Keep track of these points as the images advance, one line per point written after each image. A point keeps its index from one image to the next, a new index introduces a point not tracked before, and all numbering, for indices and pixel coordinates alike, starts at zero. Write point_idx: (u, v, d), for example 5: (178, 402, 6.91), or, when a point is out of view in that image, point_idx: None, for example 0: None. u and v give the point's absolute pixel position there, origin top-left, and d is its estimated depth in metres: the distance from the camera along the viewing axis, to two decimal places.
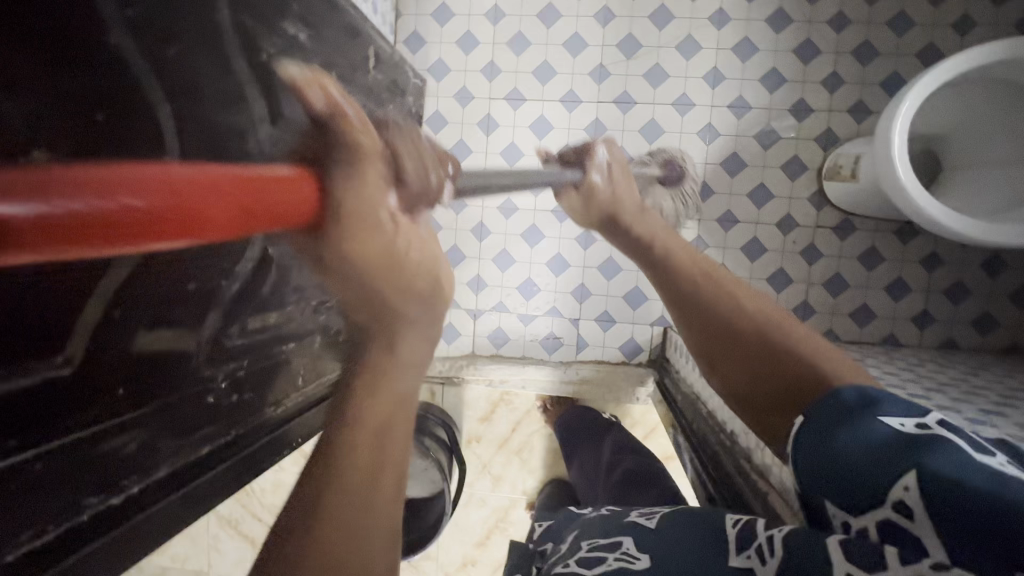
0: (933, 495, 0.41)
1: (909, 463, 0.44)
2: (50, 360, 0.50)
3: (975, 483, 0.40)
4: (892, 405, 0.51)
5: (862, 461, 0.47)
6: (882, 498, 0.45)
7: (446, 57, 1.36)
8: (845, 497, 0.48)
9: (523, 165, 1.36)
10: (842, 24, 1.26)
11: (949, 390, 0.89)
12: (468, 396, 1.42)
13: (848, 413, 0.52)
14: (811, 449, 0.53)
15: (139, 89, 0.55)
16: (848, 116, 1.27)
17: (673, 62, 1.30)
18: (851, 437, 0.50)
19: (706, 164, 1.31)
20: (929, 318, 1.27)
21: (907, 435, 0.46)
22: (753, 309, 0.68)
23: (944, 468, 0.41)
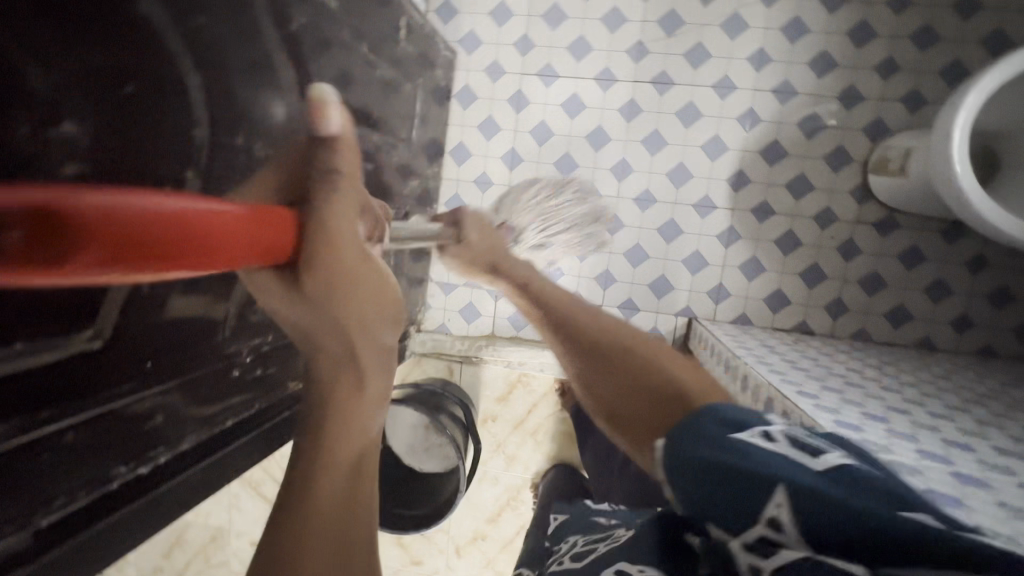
0: (804, 507, 0.36)
1: (773, 477, 0.38)
2: (80, 334, 0.50)
3: (843, 496, 0.35)
4: (737, 411, 0.47)
5: (732, 473, 0.40)
6: (754, 517, 0.38)
7: (478, 28, 1.32)
8: (713, 513, 0.41)
9: (553, 146, 1.32)
10: (901, 5, 1.17)
11: (985, 401, 0.86)
12: (485, 376, 1.44)
13: (702, 430, 0.46)
14: (676, 454, 0.45)
15: (169, 60, 0.53)
16: (900, 105, 1.19)
17: (717, 42, 1.24)
18: (706, 444, 0.43)
19: (743, 151, 1.26)
20: (968, 323, 1.22)
21: (759, 446, 0.41)
22: (613, 329, 0.71)
23: (809, 481, 0.37)
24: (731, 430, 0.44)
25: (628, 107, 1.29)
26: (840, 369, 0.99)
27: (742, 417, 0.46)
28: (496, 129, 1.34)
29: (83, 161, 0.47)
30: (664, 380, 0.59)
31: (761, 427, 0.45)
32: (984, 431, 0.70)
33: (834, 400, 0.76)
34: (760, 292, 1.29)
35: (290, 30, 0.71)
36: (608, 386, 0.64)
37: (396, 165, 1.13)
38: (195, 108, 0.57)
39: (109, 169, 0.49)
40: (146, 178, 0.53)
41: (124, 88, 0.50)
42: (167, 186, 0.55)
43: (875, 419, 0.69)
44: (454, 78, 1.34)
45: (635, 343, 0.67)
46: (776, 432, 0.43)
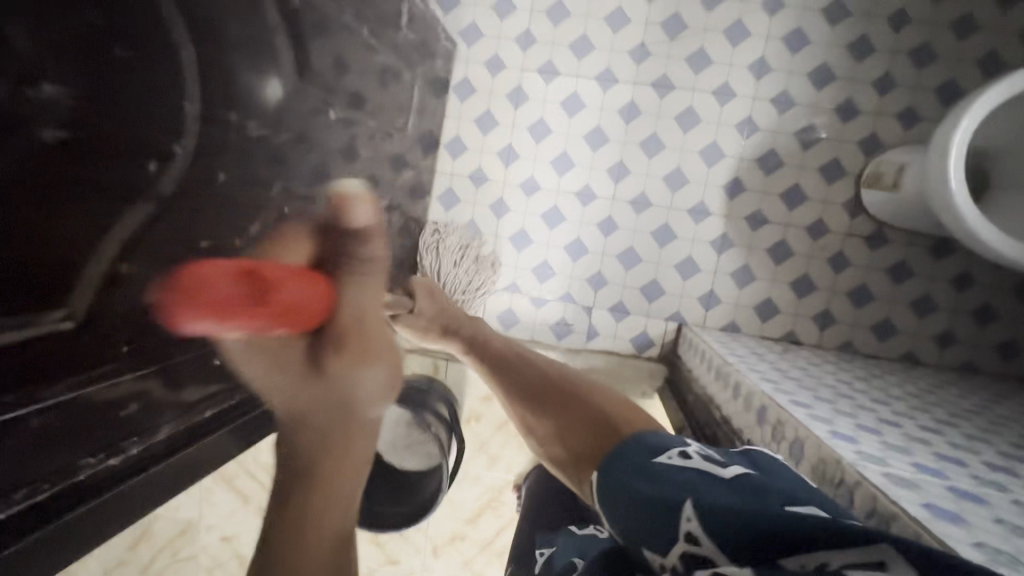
0: (712, 515, 0.40)
1: (683, 495, 0.42)
2: (52, 314, 0.46)
3: (741, 501, 0.40)
4: (660, 439, 0.53)
5: (654, 498, 0.44)
6: (675, 534, 0.41)
7: (480, 20, 1.30)
8: (651, 542, 0.43)
9: (551, 144, 1.31)
10: (901, 22, 1.19)
11: (972, 416, 0.87)
12: (471, 374, 1.42)
13: (635, 461, 0.51)
14: (614, 489, 0.50)
15: (164, 25, 0.50)
16: (895, 121, 1.21)
17: (718, 48, 1.24)
18: (638, 476, 0.48)
19: (740, 158, 1.26)
20: (952, 338, 1.24)
21: (677, 468, 0.46)
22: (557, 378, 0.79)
23: (712, 495, 0.41)
24: (653, 458, 0.49)
25: (628, 110, 1.28)
26: (830, 380, 1.00)
27: (666, 443, 0.52)
28: (493, 124, 1.32)
29: (63, 127, 0.43)
30: (612, 419, 0.62)
31: (680, 449, 0.50)
32: (975, 446, 0.70)
33: (828, 410, 0.76)
34: (751, 301, 1.29)
35: (291, 6, 0.68)
36: (564, 431, 0.68)
37: (390, 155, 1.11)
38: (188, 79, 0.54)
39: (93, 137, 0.46)
40: (129, 152, 0.50)
41: (112, 48, 0.46)
42: (152, 161, 0.53)
43: (871, 431, 0.69)
44: (453, 70, 1.31)
45: (597, 396, 0.71)
46: (691, 451, 0.48)
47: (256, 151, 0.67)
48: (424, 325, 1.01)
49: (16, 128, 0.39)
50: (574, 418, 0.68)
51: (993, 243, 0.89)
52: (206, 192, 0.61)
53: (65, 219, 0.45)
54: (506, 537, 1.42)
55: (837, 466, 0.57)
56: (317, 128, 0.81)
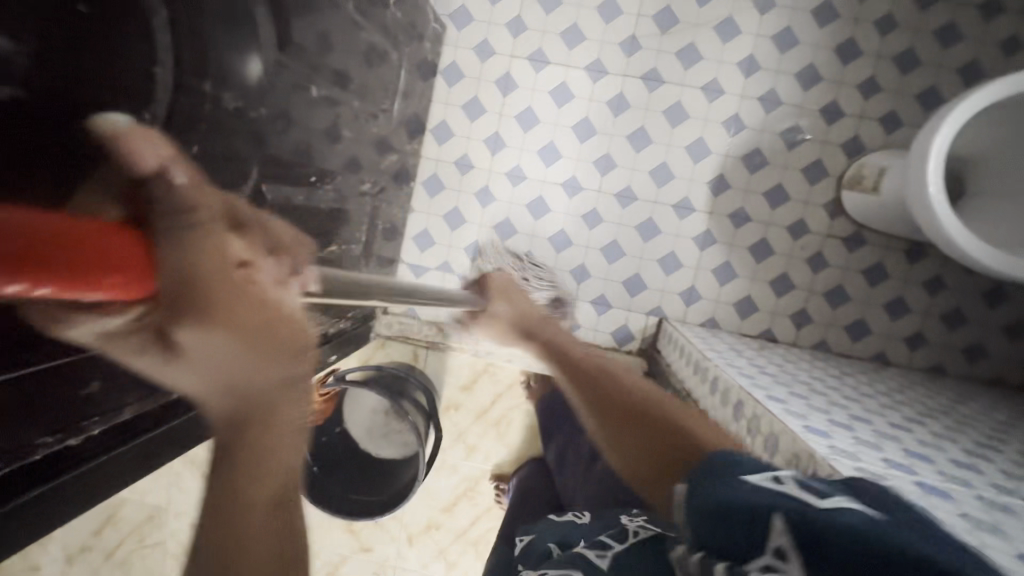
0: (804, 533, 0.39)
1: (770, 509, 0.42)
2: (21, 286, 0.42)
3: (845, 522, 0.38)
4: (749, 464, 0.51)
5: (737, 509, 0.44)
6: (760, 548, 0.41)
7: (471, 4, 1.27)
8: (723, 551, 0.44)
9: (538, 134, 1.30)
10: (888, 27, 1.20)
11: (937, 415, 0.89)
12: (451, 363, 1.42)
13: (721, 477, 0.50)
14: (698, 500, 0.49)
15: None
16: (878, 125, 1.22)
17: (709, 43, 1.23)
18: (724, 490, 0.47)
19: (725, 156, 1.26)
20: (922, 340, 1.27)
21: (768, 486, 0.45)
22: (641, 394, 0.79)
23: (803, 512, 0.40)
24: (744, 474, 0.48)
25: (617, 102, 1.27)
26: (804, 377, 1.01)
27: (752, 468, 0.50)
28: (481, 111, 1.30)
29: (14, 84, 0.40)
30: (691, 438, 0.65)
31: (769, 472, 0.48)
32: (940, 444, 0.72)
33: (801, 406, 0.77)
34: (731, 298, 1.30)
35: None
36: (641, 444, 0.70)
37: (374, 138, 1.08)
38: (161, 41, 0.52)
39: (55, 95, 0.43)
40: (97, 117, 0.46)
41: (77, 5, 0.44)
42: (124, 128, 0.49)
43: (843, 427, 0.70)
44: (442, 54, 1.29)
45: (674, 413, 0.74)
46: (783, 478, 0.46)
47: (233, 124, 0.64)
48: (505, 326, 1.05)
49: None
50: (651, 430, 0.71)
51: (965, 246, 0.91)
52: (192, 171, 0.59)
53: None
54: (481, 526, 1.43)
55: (811, 461, 0.57)
56: (298, 105, 0.78)
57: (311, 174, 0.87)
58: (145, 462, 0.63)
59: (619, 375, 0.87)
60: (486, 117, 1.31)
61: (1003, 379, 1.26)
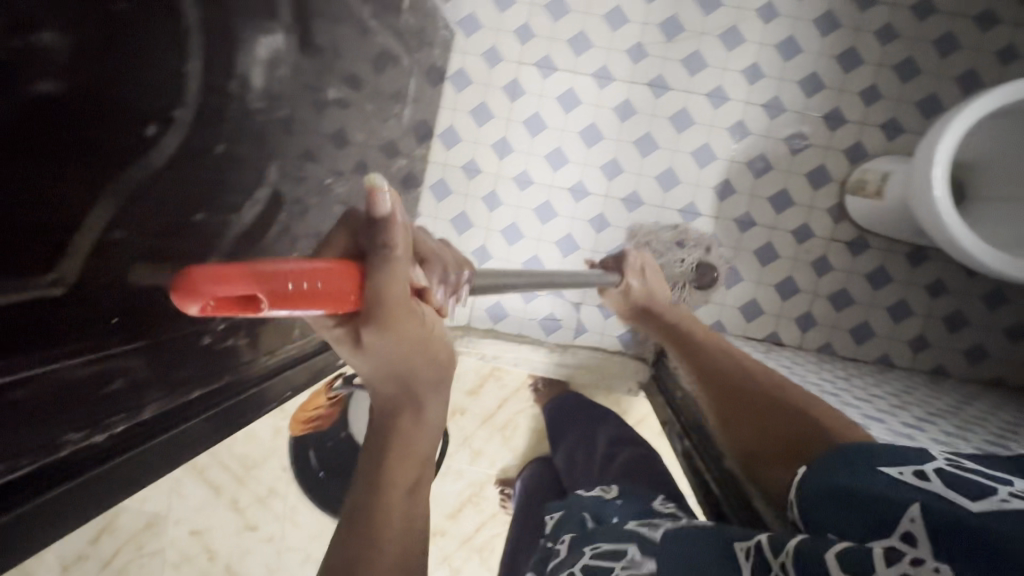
0: (939, 524, 0.42)
1: (907, 499, 0.45)
2: (39, 280, 0.44)
3: (981, 517, 0.41)
4: (891, 453, 0.51)
5: (871, 495, 0.47)
6: (889, 529, 0.45)
7: (479, 12, 1.29)
8: (846, 532, 0.48)
9: (545, 139, 1.31)
10: (888, 37, 1.23)
11: (945, 415, 0.90)
12: (457, 367, 1.42)
13: (850, 463, 0.53)
14: (823, 486, 0.53)
15: None
16: (879, 132, 1.25)
17: (713, 51, 1.26)
18: (853, 478, 0.51)
19: (730, 161, 1.28)
20: (924, 343, 1.29)
21: (909, 477, 0.47)
22: (773, 386, 0.78)
23: (948, 506, 0.43)
24: (881, 461, 0.51)
25: (624, 108, 1.29)
26: (813, 378, 1.02)
27: (892, 457, 0.51)
28: (488, 116, 1.31)
29: (59, 80, 0.42)
30: (790, 416, 0.70)
31: (914, 464, 0.49)
32: (952, 441, 0.73)
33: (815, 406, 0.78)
34: (736, 301, 1.32)
35: None
36: (743, 429, 0.76)
37: (384, 141, 1.09)
38: (190, 37, 0.52)
39: (88, 93, 0.45)
40: (128, 113, 0.48)
41: (115, 3, 0.45)
42: (152, 124, 0.51)
43: (857, 425, 0.71)
44: (450, 60, 1.30)
45: (764, 387, 0.79)
46: (928, 470, 0.47)
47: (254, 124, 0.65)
48: (630, 305, 1.13)
49: (5, 79, 0.38)
50: (749, 415, 0.76)
51: (971, 250, 0.93)
52: (205, 159, 0.58)
53: (67, 196, 0.44)
54: (487, 532, 1.41)
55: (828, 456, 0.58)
56: (314, 106, 0.79)
57: (326, 176, 0.87)
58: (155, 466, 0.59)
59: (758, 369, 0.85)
60: (494, 123, 1.32)
61: (1004, 381, 1.27)
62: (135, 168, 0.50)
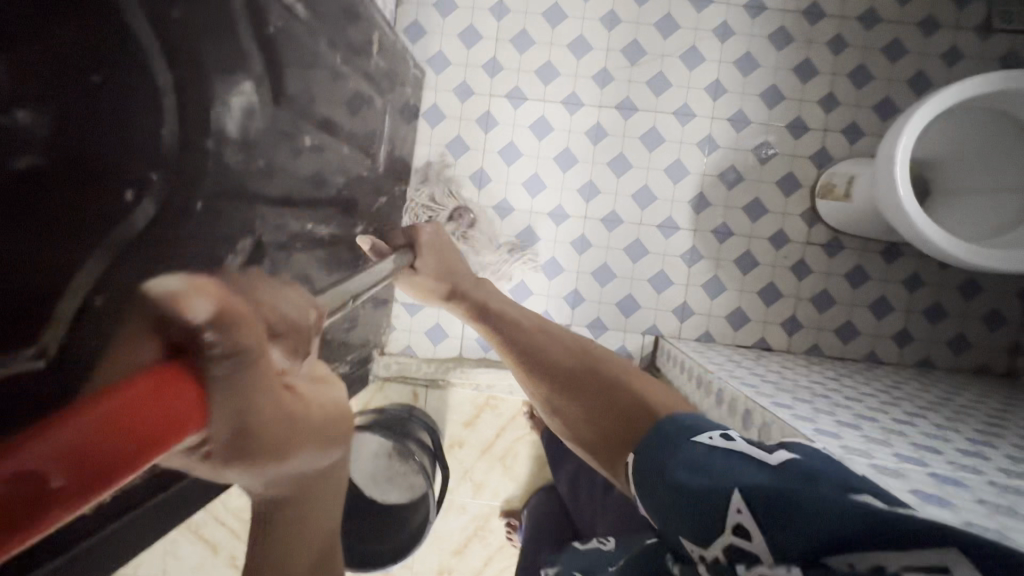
0: (761, 505, 0.44)
1: (729, 486, 0.46)
2: (21, 350, 0.43)
3: (781, 485, 0.44)
4: (697, 427, 0.57)
5: (701, 491, 0.48)
6: (722, 522, 0.45)
7: (447, 49, 1.33)
8: (689, 532, 0.48)
9: (522, 167, 1.33)
10: (839, 47, 1.29)
11: (935, 407, 0.92)
12: (452, 400, 1.40)
13: (669, 447, 0.55)
14: (655, 479, 0.53)
15: (139, 46, 0.49)
16: (841, 136, 1.29)
17: (676, 71, 1.30)
18: (682, 467, 0.52)
19: (703, 175, 1.32)
20: (908, 336, 1.31)
21: (722, 455, 0.50)
22: (603, 368, 0.75)
23: (757, 480, 0.45)
24: (694, 439, 0.54)
25: (595, 131, 1.32)
26: (804, 381, 1.03)
27: (700, 430, 0.56)
28: (463, 149, 1.34)
29: (40, 155, 0.42)
30: (619, 394, 0.70)
31: (717, 433, 0.54)
32: (945, 434, 0.74)
33: (809, 410, 0.78)
34: (723, 311, 1.33)
35: (268, 34, 0.69)
36: (582, 417, 0.73)
37: (362, 181, 1.10)
38: (163, 96, 0.53)
39: (68, 165, 0.45)
40: (110, 181, 0.49)
41: (91, 74, 0.46)
42: (130, 190, 0.51)
43: (853, 426, 0.72)
44: (422, 97, 1.33)
45: (583, 363, 0.77)
46: (731, 439, 0.53)
47: (234, 177, 0.65)
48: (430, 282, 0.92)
49: None
50: (585, 397, 0.73)
51: (938, 241, 0.95)
52: (184, 220, 0.59)
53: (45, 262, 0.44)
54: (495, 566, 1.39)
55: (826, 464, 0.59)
56: (291, 154, 0.80)
57: (306, 221, 0.87)
58: (145, 532, 0.62)
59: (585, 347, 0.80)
60: (470, 154, 1.35)
61: (988, 367, 1.30)
62: (115, 234, 0.50)
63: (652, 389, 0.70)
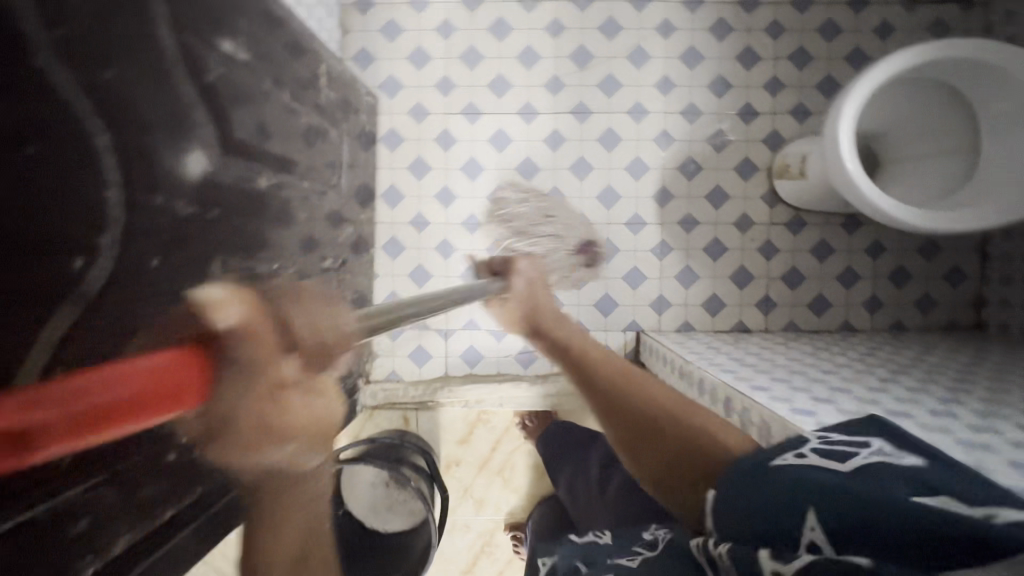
0: (831, 513, 0.45)
1: (801, 505, 0.48)
2: None
3: (859, 489, 0.45)
4: (781, 446, 0.58)
5: (779, 502, 0.50)
6: (795, 538, 0.47)
7: (397, 73, 1.33)
8: (763, 537, 0.49)
9: (485, 181, 1.34)
10: (777, 32, 1.33)
11: (908, 369, 0.94)
12: (445, 418, 1.40)
13: (751, 470, 0.56)
14: (732, 500, 0.56)
15: (73, 112, 0.49)
16: (790, 118, 1.33)
17: (624, 71, 1.33)
18: (762, 485, 0.53)
19: (662, 169, 1.34)
20: (878, 303, 1.35)
21: (796, 471, 0.51)
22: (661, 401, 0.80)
23: (836, 482, 0.47)
24: (772, 459, 0.55)
25: (552, 138, 1.34)
26: (782, 360, 1.05)
27: (784, 449, 0.57)
28: (425, 169, 1.35)
29: None
30: (682, 430, 0.73)
31: (795, 450, 0.55)
32: (917, 397, 0.76)
33: (787, 388, 0.80)
34: (698, 299, 1.36)
35: (208, 81, 0.68)
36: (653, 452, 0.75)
37: (326, 214, 1.09)
38: (105, 159, 0.52)
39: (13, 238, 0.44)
40: (58, 250, 0.48)
41: (27, 144, 0.45)
42: (80, 257, 0.51)
43: (830, 401, 0.74)
44: (378, 122, 1.34)
45: (644, 398, 0.81)
46: (807, 452, 0.54)
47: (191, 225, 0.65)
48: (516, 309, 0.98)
49: None
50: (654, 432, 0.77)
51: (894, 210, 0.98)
52: (142, 279, 0.58)
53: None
54: None
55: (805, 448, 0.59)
56: (247, 197, 0.79)
57: (272, 261, 0.87)
58: None
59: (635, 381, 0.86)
60: (432, 174, 1.35)
61: (956, 323, 1.34)
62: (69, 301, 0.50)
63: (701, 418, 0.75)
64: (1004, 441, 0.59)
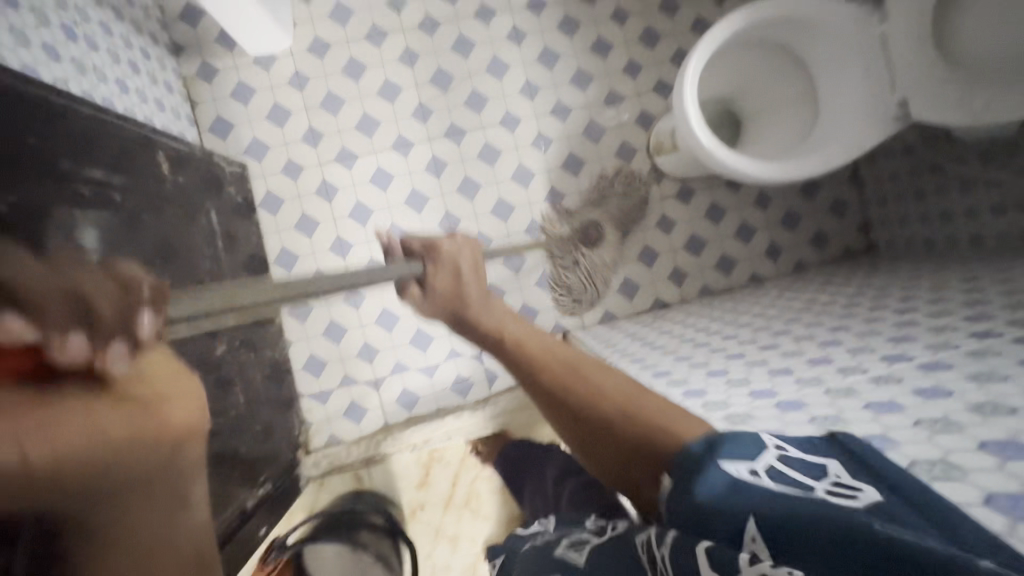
0: (779, 530, 0.40)
1: (746, 505, 0.42)
2: None
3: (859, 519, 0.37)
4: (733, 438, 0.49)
5: (726, 503, 0.43)
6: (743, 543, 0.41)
7: (259, 134, 1.28)
8: (705, 529, 0.44)
9: (377, 223, 1.31)
10: (623, 17, 1.36)
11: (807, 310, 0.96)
12: (396, 467, 1.34)
13: (693, 464, 0.48)
14: (682, 500, 0.47)
15: None
16: (655, 95, 1.38)
17: (488, 85, 1.33)
18: (705, 486, 0.45)
19: (548, 171, 1.36)
20: (776, 249, 1.41)
21: (745, 482, 0.44)
22: (610, 391, 0.62)
23: (820, 507, 0.39)
24: (721, 460, 0.47)
25: (433, 164, 1.33)
26: (696, 329, 1.08)
27: (735, 445, 0.48)
28: (313, 225, 1.30)
29: None
30: (614, 411, 0.59)
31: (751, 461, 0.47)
32: (805, 345, 0.79)
33: (686, 365, 0.82)
34: (613, 286, 1.38)
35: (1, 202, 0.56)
36: (603, 454, 0.60)
37: None
38: None
39: None
40: None
41: None
42: None
43: (722, 372, 0.76)
44: (253, 188, 1.28)
45: (563, 383, 0.65)
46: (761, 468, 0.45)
47: None
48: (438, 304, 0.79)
49: None
50: (597, 434, 0.60)
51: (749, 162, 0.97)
52: None
53: None
54: None
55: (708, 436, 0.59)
56: None
57: None
58: None
59: (588, 361, 0.68)
60: (322, 228, 1.31)
61: (849, 251, 1.42)
62: None
63: (671, 415, 0.56)
64: (867, 377, 0.62)
